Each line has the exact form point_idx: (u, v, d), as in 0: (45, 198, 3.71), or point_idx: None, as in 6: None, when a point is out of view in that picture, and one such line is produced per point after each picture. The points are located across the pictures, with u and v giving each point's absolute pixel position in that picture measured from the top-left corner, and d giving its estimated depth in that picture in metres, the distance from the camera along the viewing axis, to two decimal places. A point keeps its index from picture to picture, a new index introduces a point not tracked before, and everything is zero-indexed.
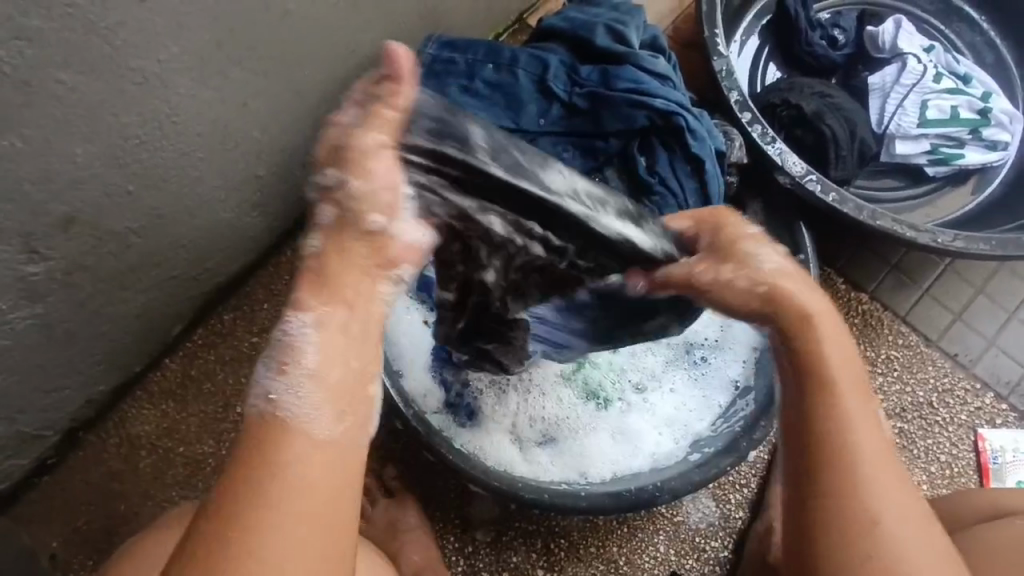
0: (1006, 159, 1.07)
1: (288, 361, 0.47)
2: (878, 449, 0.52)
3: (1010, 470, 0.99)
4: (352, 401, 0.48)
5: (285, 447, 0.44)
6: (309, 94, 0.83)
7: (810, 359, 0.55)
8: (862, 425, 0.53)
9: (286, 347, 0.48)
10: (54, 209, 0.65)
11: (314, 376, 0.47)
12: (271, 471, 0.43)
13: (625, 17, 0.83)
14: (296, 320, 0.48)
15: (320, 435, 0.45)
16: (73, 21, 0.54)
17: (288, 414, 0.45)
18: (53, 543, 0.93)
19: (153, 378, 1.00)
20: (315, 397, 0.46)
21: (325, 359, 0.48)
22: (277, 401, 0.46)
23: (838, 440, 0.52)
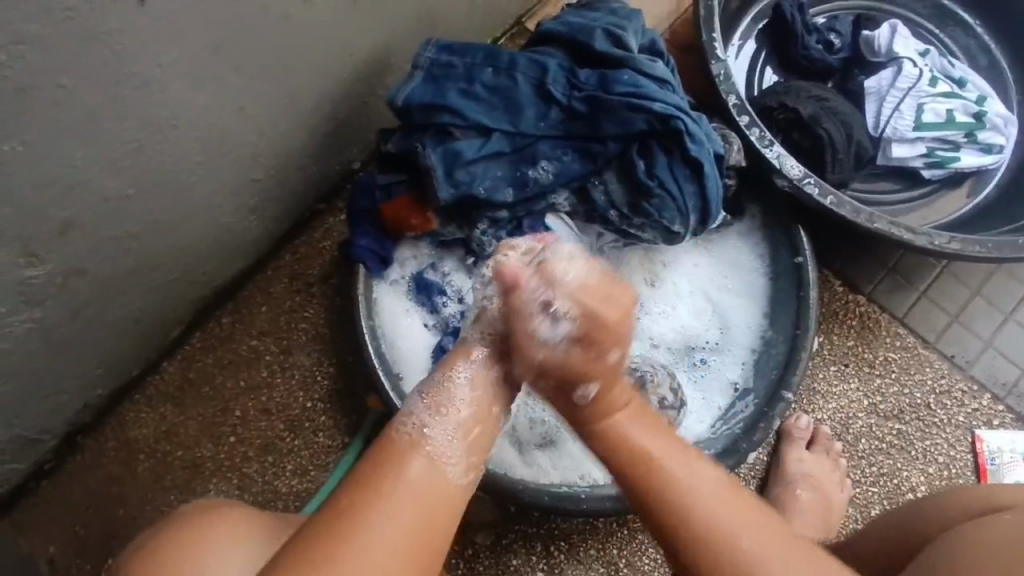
0: (1001, 161, 1.07)
1: (447, 406, 0.60)
2: (700, 497, 0.57)
3: (1007, 471, 0.99)
4: (440, 430, 0.59)
5: (403, 466, 0.56)
6: (308, 97, 0.83)
7: (614, 431, 0.62)
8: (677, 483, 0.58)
9: (445, 393, 0.61)
10: (53, 214, 0.65)
11: (461, 424, 0.60)
12: (390, 483, 0.54)
13: (623, 21, 0.84)
14: (465, 369, 0.62)
15: (446, 473, 0.57)
16: (72, 26, 0.54)
17: (427, 442, 0.57)
18: (50, 548, 0.93)
19: (152, 382, 1.00)
20: (422, 422, 0.59)
21: (472, 413, 0.61)
22: (427, 433, 0.58)
23: (671, 505, 0.57)
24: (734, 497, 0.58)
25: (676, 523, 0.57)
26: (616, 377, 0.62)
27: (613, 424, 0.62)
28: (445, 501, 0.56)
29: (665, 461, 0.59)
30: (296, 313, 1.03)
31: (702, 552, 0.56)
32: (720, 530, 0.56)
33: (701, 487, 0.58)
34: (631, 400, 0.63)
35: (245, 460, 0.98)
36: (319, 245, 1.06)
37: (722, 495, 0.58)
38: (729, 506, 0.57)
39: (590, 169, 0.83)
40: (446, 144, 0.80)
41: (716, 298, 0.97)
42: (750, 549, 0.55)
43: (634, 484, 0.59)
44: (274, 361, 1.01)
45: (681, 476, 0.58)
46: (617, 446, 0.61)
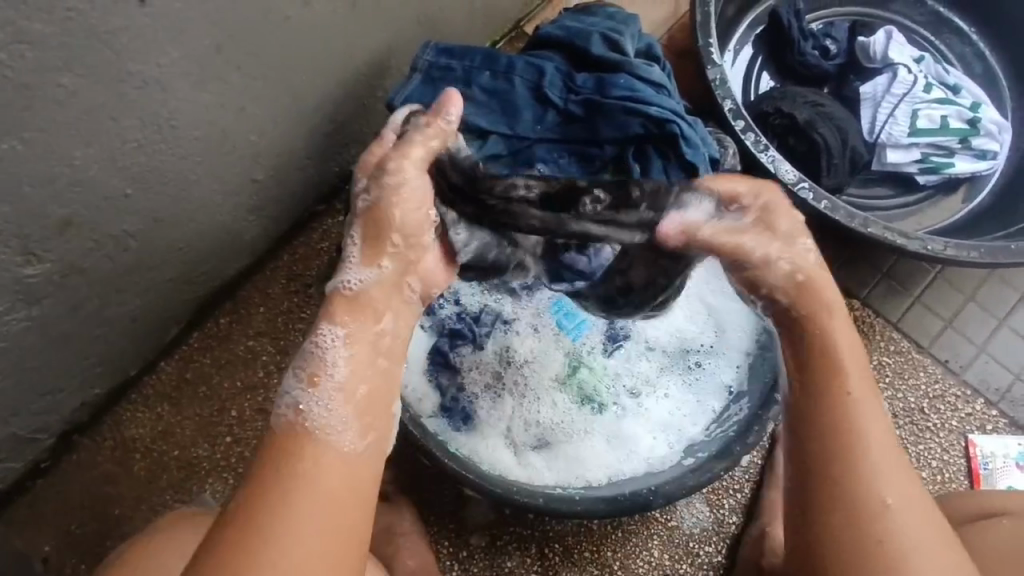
0: (995, 168, 1.08)
1: (319, 373, 0.58)
2: (879, 438, 0.60)
3: (1000, 477, 1.00)
4: (330, 411, 0.56)
5: (304, 456, 0.54)
6: (307, 98, 0.84)
7: (823, 340, 0.64)
8: (868, 412, 0.60)
9: (318, 360, 0.58)
10: (53, 212, 0.66)
11: (339, 387, 0.58)
12: (297, 480, 0.52)
13: (620, 25, 0.85)
14: (330, 330, 0.59)
15: (339, 445, 0.55)
16: (73, 25, 0.55)
17: (308, 418, 0.56)
18: (46, 547, 0.93)
19: (148, 381, 1.00)
20: (308, 404, 0.57)
21: (352, 374, 0.59)
22: (304, 408, 0.56)
23: (852, 443, 0.59)
24: (892, 454, 0.59)
25: (842, 460, 0.59)
26: (829, 325, 0.65)
27: (829, 342, 0.64)
28: (347, 474, 0.54)
29: (862, 386, 0.62)
30: (293, 314, 1.03)
31: (843, 509, 0.57)
32: (878, 481, 0.57)
33: (875, 438, 0.59)
34: (827, 336, 0.64)
35: (241, 460, 0.98)
36: (318, 246, 1.06)
37: (883, 443, 0.59)
38: (895, 470, 0.58)
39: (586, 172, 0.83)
40: None
41: (711, 301, 0.98)
42: (892, 512, 0.56)
43: (818, 393, 0.62)
44: (271, 361, 1.02)
45: (866, 422, 0.60)
46: (827, 367, 0.63)
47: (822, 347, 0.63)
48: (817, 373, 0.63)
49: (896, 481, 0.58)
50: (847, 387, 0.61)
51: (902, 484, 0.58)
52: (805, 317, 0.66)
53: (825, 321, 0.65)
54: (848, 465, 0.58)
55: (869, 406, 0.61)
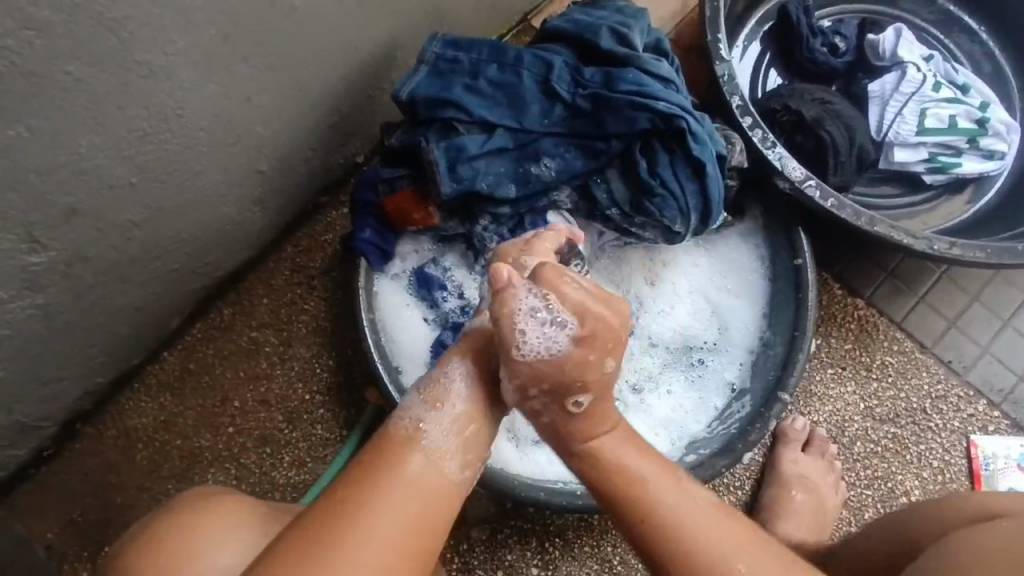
0: (1002, 168, 1.08)
1: (442, 401, 0.59)
2: (690, 536, 0.56)
3: (1001, 477, 1.00)
4: (436, 423, 0.58)
5: (401, 459, 0.55)
6: (314, 89, 0.83)
7: (600, 450, 0.60)
8: (665, 504, 0.58)
9: (441, 388, 0.59)
10: (58, 199, 0.66)
11: (456, 419, 0.58)
12: (385, 475, 0.54)
13: (629, 20, 0.84)
14: (458, 364, 0.60)
15: (442, 471, 0.56)
16: (82, 12, 0.54)
17: (423, 437, 0.56)
18: (48, 534, 0.93)
19: (151, 371, 1.00)
20: (419, 415, 0.58)
21: (469, 409, 0.59)
22: (423, 428, 0.57)
23: (654, 533, 0.57)
24: (700, 523, 0.57)
25: (660, 552, 0.57)
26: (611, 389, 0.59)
27: (609, 453, 0.60)
28: (440, 494, 0.55)
29: (662, 486, 0.59)
30: (296, 305, 1.03)
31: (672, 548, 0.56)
32: (691, 560, 0.56)
33: (675, 508, 0.57)
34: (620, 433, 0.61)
35: (243, 450, 0.98)
36: (321, 238, 1.06)
37: (688, 509, 0.57)
38: (716, 530, 0.56)
39: (592, 167, 0.83)
40: (450, 139, 0.80)
41: (714, 298, 0.97)
42: (736, 572, 0.55)
43: (599, 483, 0.60)
44: (274, 352, 1.02)
45: (662, 495, 0.58)
46: (601, 480, 0.60)
47: (602, 446, 0.60)
48: (605, 494, 0.60)
49: (723, 530, 0.57)
50: (632, 489, 0.59)
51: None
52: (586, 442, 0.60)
53: (604, 440, 0.60)
54: (628, 507, 0.58)
55: (660, 500, 0.58)
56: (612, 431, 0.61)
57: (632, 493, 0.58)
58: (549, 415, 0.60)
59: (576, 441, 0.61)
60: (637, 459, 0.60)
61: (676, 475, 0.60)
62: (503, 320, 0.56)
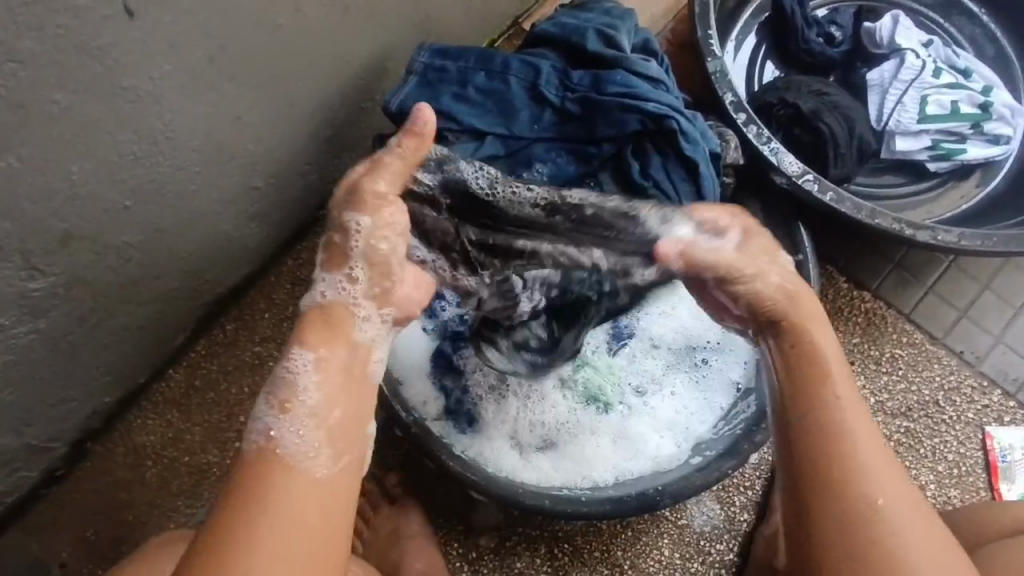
0: (1009, 152, 1.05)
1: (291, 399, 0.57)
2: (870, 446, 0.56)
3: (1018, 469, 0.98)
4: (289, 428, 0.55)
5: (266, 482, 0.52)
6: (304, 104, 0.84)
7: (803, 340, 0.62)
8: (856, 424, 0.57)
9: (291, 389, 0.57)
10: (53, 226, 0.66)
11: (314, 414, 0.56)
12: (258, 498, 0.51)
13: (616, 21, 0.83)
14: (300, 355, 0.58)
15: (310, 471, 0.53)
16: (64, 42, 0.55)
17: (278, 446, 0.54)
18: (61, 553, 0.95)
19: (157, 389, 1.01)
20: (273, 427, 0.56)
21: (327, 398, 0.57)
22: (275, 436, 0.55)
23: (836, 442, 0.56)
24: (851, 456, 0.55)
25: (813, 470, 0.56)
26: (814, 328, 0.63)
27: (805, 338, 0.62)
28: (319, 499, 0.52)
29: (854, 406, 0.58)
30: (298, 319, 1.04)
31: (842, 476, 0.55)
32: (863, 479, 0.55)
33: (834, 440, 0.56)
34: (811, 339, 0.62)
35: None
36: (321, 251, 1.06)
37: (877, 450, 0.56)
38: (890, 471, 0.55)
39: (584, 170, 0.82)
40: (440, 149, 0.80)
41: None
42: (894, 512, 0.54)
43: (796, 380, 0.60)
44: (278, 366, 1.02)
45: (852, 421, 0.57)
46: (794, 390, 0.60)
47: (807, 373, 0.60)
48: (803, 400, 0.59)
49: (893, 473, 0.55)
50: (831, 394, 0.59)
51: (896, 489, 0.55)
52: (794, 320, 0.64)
53: (807, 324, 0.63)
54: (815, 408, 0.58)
55: (855, 421, 0.57)
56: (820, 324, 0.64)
57: (829, 413, 0.58)
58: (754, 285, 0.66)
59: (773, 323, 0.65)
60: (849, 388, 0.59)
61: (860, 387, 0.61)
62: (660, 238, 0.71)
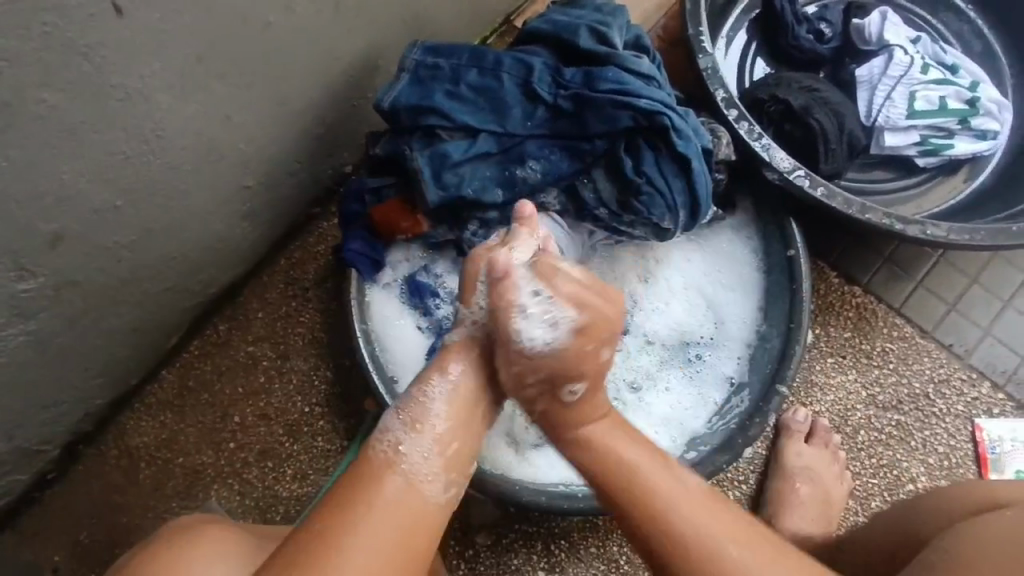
0: (996, 147, 1.06)
1: (422, 422, 0.59)
2: (703, 538, 0.56)
3: (1008, 460, 0.99)
4: (415, 446, 0.57)
5: (377, 484, 0.55)
6: (296, 103, 0.83)
7: (595, 436, 0.62)
8: (680, 519, 0.57)
9: (420, 408, 0.59)
10: (43, 227, 0.66)
11: (437, 440, 0.58)
12: (368, 504, 0.53)
13: (608, 17, 0.83)
14: (440, 382, 0.61)
15: (422, 493, 0.56)
16: (51, 40, 0.54)
17: (402, 461, 0.56)
18: (55, 557, 0.94)
19: (150, 390, 1.00)
20: (398, 436, 0.57)
21: (451, 428, 0.59)
22: (402, 450, 0.57)
23: (663, 544, 0.57)
24: (721, 513, 0.58)
25: (637, 507, 0.58)
26: (603, 377, 0.63)
27: (600, 445, 0.62)
28: (421, 522, 0.55)
29: (664, 490, 0.58)
30: (291, 318, 1.03)
31: (681, 561, 0.56)
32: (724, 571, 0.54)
33: (675, 497, 0.58)
34: (611, 424, 0.63)
35: (245, 465, 0.99)
36: (314, 249, 1.06)
37: (696, 506, 0.58)
38: (713, 511, 0.57)
39: (577, 168, 0.82)
40: (433, 146, 0.80)
41: (711, 294, 0.96)
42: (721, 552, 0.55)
43: (610, 491, 0.60)
44: (271, 366, 1.02)
45: (660, 482, 0.59)
46: (591, 466, 0.62)
47: (600, 434, 0.62)
48: (639, 514, 0.58)
49: (711, 518, 0.57)
50: (645, 512, 0.58)
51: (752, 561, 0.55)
52: (578, 434, 0.63)
53: (633, 465, 0.60)
54: (655, 524, 0.57)
55: (672, 514, 0.57)
56: (602, 424, 0.63)
57: (631, 474, 0.60)
58: (542, 403, 0.63)
59: (565, 437, 0.63)
60: (643, 451, 0.62)
61: (680, 472, 0.61)
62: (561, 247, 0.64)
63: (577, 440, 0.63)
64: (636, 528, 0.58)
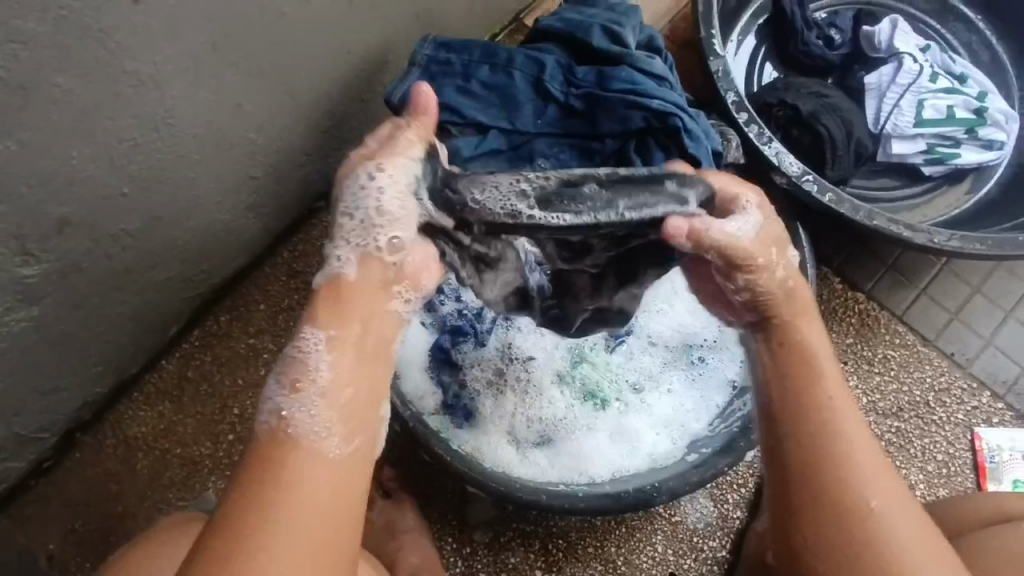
0: (1002, 158, 1.07)
1: (303, 379, 0.53)
2: (860, 438, 0.57)
3: (1006, 469, 0.99)
4: (298, 407, 0.53)
5: (279, 459, 0.50)
6: (306, 94, 0.83)
7: (795, 334, 0.62)
8: (841, 418, 0.58)
9: (297, 364, 0.54)
10: (50, 212, 0.65)
11: (324, 394, 0.53)
12: (278, 479, 0.49)
13: (621, 17, 0.83)
14: (311, 335, 0.54)
15: (320, 451, 0.51)
16: (67, 23, 0.54)
17: (288, 424, 0.52)
18: (49, 545, 0.93)
19: (149, 380, 1.00)
20: (285, 405, 0.53)
21: (339, 377, 0.54)
22: (287, 416, 0.52)
23: (814, 425, 0.57)
24: (888, 476, 0.56)
25: (811, 423, 0.58)
26: (784, 315, 0.63)
27: (794, 334, 0.62)
28: (342, 488, 0.50)
29: (842, 398, 0.59)
30: (294, 311, 1.03)
31: (835, 450, 0.56)
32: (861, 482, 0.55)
33: (856, 451, 0.56)
34: (803, 347, 0.62)
35: (244, 458, 0.98)
36: (318, 242, 1.06)
37: (874, 464, 0.56)
38: (882, 475, 0.56)
39: (587, 166, 0.82)
40: (443, 141, 0.80)
41: None
42: (889, 513, 0.54)
43: (781, 362, 0.61)
44: (273, 358, 1.01)
45: (845, 423, 0.57)
46: (779, 391, 0.60)
47: (809, 349, 0.61)
48: (797, 375, 0.60)
49: (884, 479, 0.56)
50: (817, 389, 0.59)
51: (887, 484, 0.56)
52: (779, 298, 0.63)
53: (790, 314, 0.63)
54: (804, 393, 0.59)
55: (841, 412, 0.58)
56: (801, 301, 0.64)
57: (824, 410, 0.58)
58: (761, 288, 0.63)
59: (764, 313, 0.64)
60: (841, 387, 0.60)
61: (851, 394, 0.60)
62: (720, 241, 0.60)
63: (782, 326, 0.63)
64: (784, 403, 0.59)
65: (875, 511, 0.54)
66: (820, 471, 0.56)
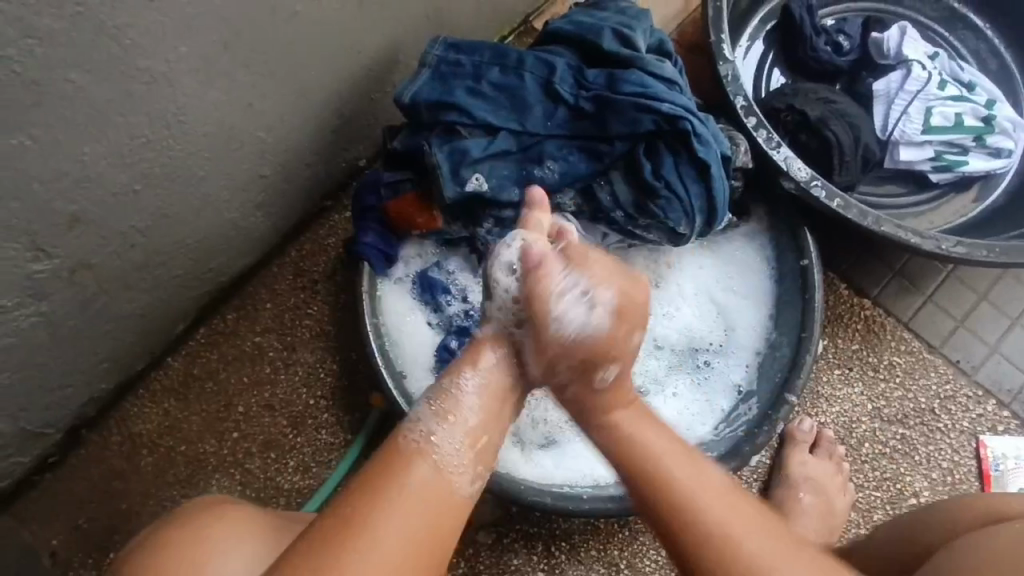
0: (1009, 166, 1.07)
1: (454, 413, 0.59)
2: (705, 499, 0.57)
3: (1011, 477, 0.99)
4: (446, 436, 0.58)
5: (409, 468, 0.55)
6: (316, 93, 0.83)
7: (622, 423, 0.63)
8: (687, 482, 0.58)
9: (453, 401, 0.60)
10: (61, 208, 0.65)
11: (469, 432, 0.59)
12: (395, 485, 0.53)
13: (631, 21, 0.83)
14: (471, 378, 0.61)
15: (452, 483, 0.56)
16: (83, 20, 0.54)
17: (434, 449, 0.57)
18: (53, 541, 0.93)
19: (155, 377, 1.00)
20: (429, 428, 0.58)
21: (483, 422, 0.60)
22: (435, 440, 0.57)
23: (654, 498, 0.58)
24: (742, 507, 0.57)
25: (653, 494, 0.58)
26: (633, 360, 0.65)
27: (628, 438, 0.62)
28: (450, 512, 0.55)
29: (670, 461, 0.59)
30: (300, 310, 1.03)
31: (691, 533, 0.56)
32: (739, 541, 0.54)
33: (699, 489, 0.57)
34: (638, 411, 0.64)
35: (248, 456, 0.98)
36: (324, 242, 1.06)
37: (710, 493, 0.57)
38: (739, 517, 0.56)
39: (595, 169, 0.82)
40: (453, 142, 0.80)
41: (720, 301, 0.97)
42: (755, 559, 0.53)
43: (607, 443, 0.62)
44: (278, 357, 1.02)
45: (691, 489, 0.57)
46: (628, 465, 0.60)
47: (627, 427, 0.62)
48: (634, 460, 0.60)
49: (722, 510, 0.56)
50: (641, 467, 0.59)
51: (740, 545, 0.54)
52: (621, 375, 0.64)
53: (620, 421, 0.63)
54: (644, 477, 0.59)
55: (676, 476, 0.58)
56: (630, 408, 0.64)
57: (656, 487, 0.58)
58: (573, 390, 0.64)
59: (619, 404, 0.64)
60: (695, 472, 0.59)
61: (697, 459, 0.61)
62: (539, 314, 0.61)
63: (608, 424, 0.63)
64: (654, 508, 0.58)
65: (734, 533, 0.54)
66: (671, 522, 0.57)
